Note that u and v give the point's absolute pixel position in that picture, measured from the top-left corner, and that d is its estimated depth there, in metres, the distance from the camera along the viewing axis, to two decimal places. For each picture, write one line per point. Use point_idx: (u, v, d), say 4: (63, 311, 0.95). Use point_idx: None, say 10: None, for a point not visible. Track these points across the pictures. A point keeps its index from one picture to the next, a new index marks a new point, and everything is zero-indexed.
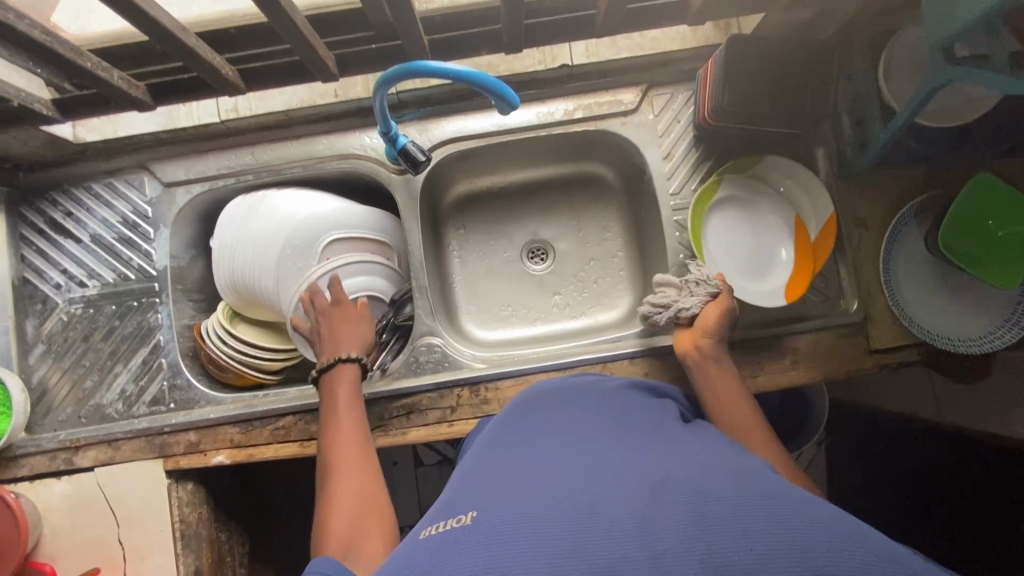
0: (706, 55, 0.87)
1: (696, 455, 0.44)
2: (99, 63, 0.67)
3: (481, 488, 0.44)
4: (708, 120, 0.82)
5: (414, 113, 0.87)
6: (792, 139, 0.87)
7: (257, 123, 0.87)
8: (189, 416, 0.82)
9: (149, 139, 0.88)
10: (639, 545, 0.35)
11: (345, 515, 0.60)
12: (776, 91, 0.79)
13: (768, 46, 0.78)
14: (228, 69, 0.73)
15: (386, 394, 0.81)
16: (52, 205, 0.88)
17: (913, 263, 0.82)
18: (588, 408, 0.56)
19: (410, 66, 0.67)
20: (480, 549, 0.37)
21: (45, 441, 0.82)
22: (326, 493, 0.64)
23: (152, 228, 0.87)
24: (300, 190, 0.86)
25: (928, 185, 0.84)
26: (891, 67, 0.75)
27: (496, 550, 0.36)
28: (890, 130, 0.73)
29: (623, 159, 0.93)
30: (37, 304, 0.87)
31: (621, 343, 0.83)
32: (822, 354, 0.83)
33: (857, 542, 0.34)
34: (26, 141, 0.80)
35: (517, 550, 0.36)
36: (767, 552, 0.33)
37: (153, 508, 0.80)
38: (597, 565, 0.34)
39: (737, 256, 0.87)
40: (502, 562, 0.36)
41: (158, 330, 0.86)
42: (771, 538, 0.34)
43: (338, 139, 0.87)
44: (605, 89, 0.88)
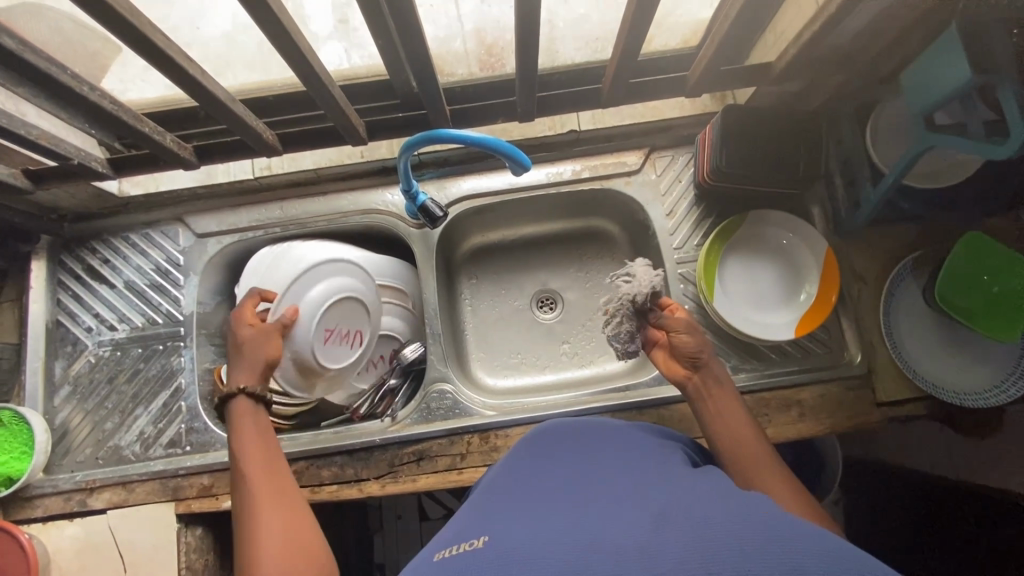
0: (704, 121, 0.94)
1: (698, 487, 0.46)
2: (155, 128, 0.74)
3: (493, 518, 0.46)
4: (707, 180, 0.87)
5: (432, 172, 0.94)
6: (788, 198, 0.93)
7: (287, 180, 0.94)
8: (204, 459, 0.84)
9: (187, 194, 0.94)
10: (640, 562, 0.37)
11: (276, 533, 0.59)
12: (769, 154, 0.84)
13: (761, 113, 0.85)
14: (268, 133, 0.80)
15: (398, 440, 0.83)
16: (90, 253, 0.93)
17: (913, 316, 0.85)
18: (596, 444, 0.58)
19: (435, 133, 0.73)
20: (488, 565, 0.39)
21: (62, 482, 0.84)
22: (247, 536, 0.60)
23: (182, 275, 0.92)
24: (325, 240, 0.92)
25: (922, 242, 0.87)
26: (877, 135, 0.81)
27: (503, 566, 0.38)
28: (879, 191, 0.78)
29: (628, 215, 0.98)
30: (68, 346, 0.90)
31: (629, 393, 0.85)
32: (828, 406, 0.84)
33: (849, 562, 0.35)
34: (76, 194, 0.86)
35: (524, 566, 0.38)
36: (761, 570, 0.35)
37: (162, 553, 0.80)
38: None
39: (743, 305, 0.90)
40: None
41: (180, 373, 0.89)
42: (766, 557, 0.36)
43: (361, 195, 0.93)
44: (610, 152, 0.94)
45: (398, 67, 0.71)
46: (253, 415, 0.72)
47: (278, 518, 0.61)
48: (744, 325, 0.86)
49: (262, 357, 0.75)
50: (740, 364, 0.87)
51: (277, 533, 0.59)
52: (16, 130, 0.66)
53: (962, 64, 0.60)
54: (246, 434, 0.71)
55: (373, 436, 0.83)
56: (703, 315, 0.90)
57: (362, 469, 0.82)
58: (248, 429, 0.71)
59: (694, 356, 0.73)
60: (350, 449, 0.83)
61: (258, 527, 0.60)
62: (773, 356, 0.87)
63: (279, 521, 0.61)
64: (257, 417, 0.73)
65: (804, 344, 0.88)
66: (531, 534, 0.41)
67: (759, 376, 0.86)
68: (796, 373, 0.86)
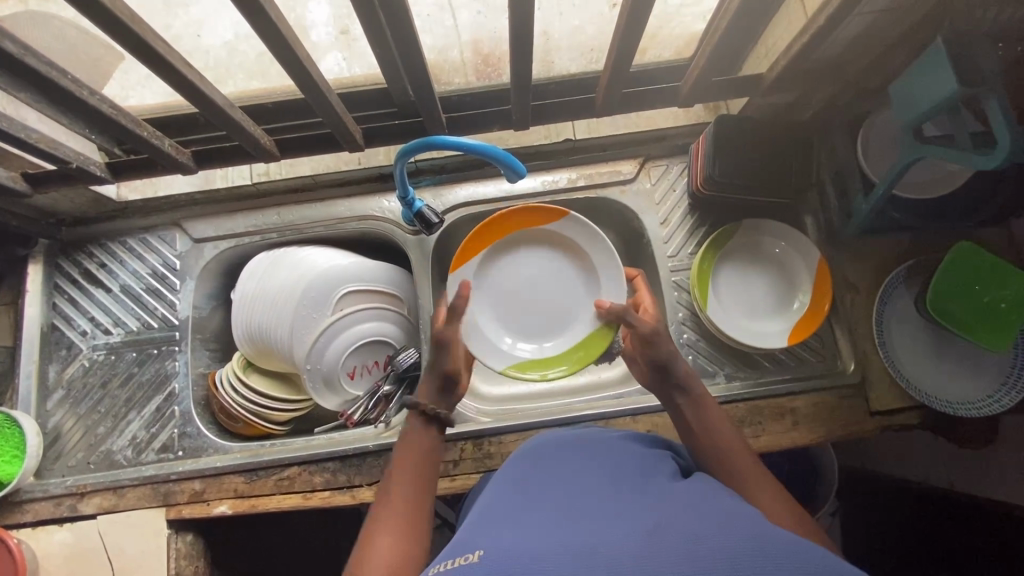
0: (698, 132, 0.95)
1: (694, 501, 0.46)
2: (153, 132, 0.75)
3: (488, 532, 0.46)
4: (700, 189, 0.88)
5: (429, 179, 0.95)
6: (781, 207, 0.94)
7: (284, 187, 0.95)
8: (196, 464, 0.84)
9: (184, 199, 0.95)
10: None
11: (393, 542, 0.57)
12: (762, 163, 0.85)
13: (753, 123, 0.86)
14: (266, 139, 0.80)
15: (391, 446, 0.83)
16: (87, 257, 0.94)
17: (905, 326, 0.85)
18: (590, 455, 0.58)
19: (432, 140, 0.74)
20: None
21: (53, 486, 0.83)
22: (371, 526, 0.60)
23: (178, 280, 0.93)
24: (322, 246, 0.92)
25: (915, 252, 0.88)
26: (867, 145, 0.82)
27: None
28: (870, 201, 0.79)
29: (623, 224, 0.99)
30: (62, 350, 0.90)
31: (622, 400, 0.85)
32: (821, 415, 0.84)
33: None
34: (74, 198, 0.87)
35: None
36: None
37: (151, 558, 0.79)
38: None
39: (736, 312, 0.90)
40: None
41: (174, 378, 0.89)
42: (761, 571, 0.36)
43: (358, 202, 0.94)
44: (606, 161, 0.95)
45: (395, 75, 0.72)
46: (421, 436, 0.71)
47: (392, 530, 0.59)
48: (736, 334, 0.87)
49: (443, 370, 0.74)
50: (733, 372, 0.88)
51: (399, 548, 0.57)
52: (14, 132, 0.67)
53: (949, 75, 0.61)
54: (414, 453, 0.69)
55: (367, 442, 0.83)
56: (697, 322, 0.90)
57: (354, 476, 0.82)
58: (414, 449, 0.69)
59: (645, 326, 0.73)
60: (343, 455, 0.83)
61: (379, 521, 0.61)
62: (767, 365, 0.88)
63: (397, 538, 0.58)
64: (429, 441, 0.71)
65: (798, 353, 0.88)
66: (527, 548, 0.41)
67: (753, 384, 0.86)
68: (789, 381, 0.86)
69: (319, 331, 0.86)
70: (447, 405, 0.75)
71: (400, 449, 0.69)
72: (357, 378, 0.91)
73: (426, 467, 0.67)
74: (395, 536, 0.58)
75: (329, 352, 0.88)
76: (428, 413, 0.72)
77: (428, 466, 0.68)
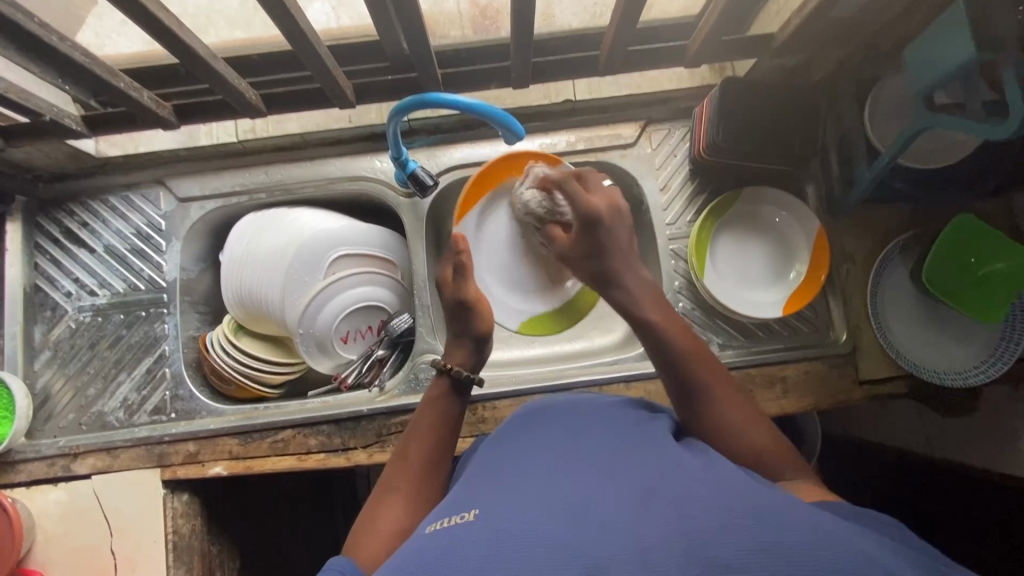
0: (703, 94, 0.92)
1: (684, 462, 0.47)
2: (131, 83, 0.71)
3: (483, 492, 0.46)
4: (702, 154, 0.86)
5: (423, 139, 0.91)
6: (783, 175, 0.92)
7: (272, 145, 0.91)
8: (189, 426, 0.84)
9: (167, 156, 0.91)
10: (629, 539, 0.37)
11: (398, 506, 0.60)
12: (766, 130, 0.83)
13: (760, 87, 0.83)
14: (252, 93, 0.76)
15: (385, 410, 0.83)
16: (68, 215, 0.91)
17: (898, 297, 0.85)
18: (586, 418, 0.58)
19: (425, 96, 0.71)
20: (480, 540, 0.39)
21: (45, 447, 0.83)
22: (383, 483, 0.63)
23: (164, 241, 0.90)
24: (312, 208, 0.90)
25: (914, 223, 0.87)
26: (875, 111, 0.80)
27: (496, 541, 0.38)
28: (874, 170, 0.77)
29: (622, 189, 0.97)
30: (47, 311, 0.88)
31: (616, 367, 0.85)
32: (811, 383, 0.85)
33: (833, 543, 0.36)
34: (50, 153, 0.83)
35: (515, 544, 0.38)
36: (747, 547, 0.35)
37: (148, 517, 0.80)
38: (588, 561, 0.36)
39: (732, 282, 0.90)
40: (500, 556, 0.37)
41: (164, 340, 0.88)
42: (750, 534, 0.36)
43: (349, 162, 0.91)
44: (606, 124, 0.92)
45: (387, 27, 0.68)
46: (446, 401, 0.70)
47: (398, 494, 0.61)
48: (732, 303, 0.87)
49: (478, 332, 0.74)
50: (727, 341, 0.88)
51: (402, 515, 0.59)
52: None
53: (965, 40, 0.59)
54: (433, 417, 0.68)
55: (361, 406, 0.83)
56: (692, 291, 0.90)
57: (349, 438, 0.82)
58: (436, 414, 0.69)
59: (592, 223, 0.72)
60: (337, 418, 0.83)
61: (390, 481, 0.63)
62: (759, 334, 0.88)
63: (405, 500, 0.61)
64: (452, 406, 0.70)
65: (792, 323, 0.88)
66: (525, 506, 0.42)
67: (746, 352, 0.86)
68: (781, 351, 0.86)
69: (312, 295, 0.85)
70: (472, 366, 0.74)
71: (421, 410, 0.69)
72: (350, 343, 0.90)
73: (445, 431, 0.68)
74: (406, 498, 0.61)
75: (321, 316, 0.87)
76: (455, 376, 0.71)
77: (447, 431, 0.68)
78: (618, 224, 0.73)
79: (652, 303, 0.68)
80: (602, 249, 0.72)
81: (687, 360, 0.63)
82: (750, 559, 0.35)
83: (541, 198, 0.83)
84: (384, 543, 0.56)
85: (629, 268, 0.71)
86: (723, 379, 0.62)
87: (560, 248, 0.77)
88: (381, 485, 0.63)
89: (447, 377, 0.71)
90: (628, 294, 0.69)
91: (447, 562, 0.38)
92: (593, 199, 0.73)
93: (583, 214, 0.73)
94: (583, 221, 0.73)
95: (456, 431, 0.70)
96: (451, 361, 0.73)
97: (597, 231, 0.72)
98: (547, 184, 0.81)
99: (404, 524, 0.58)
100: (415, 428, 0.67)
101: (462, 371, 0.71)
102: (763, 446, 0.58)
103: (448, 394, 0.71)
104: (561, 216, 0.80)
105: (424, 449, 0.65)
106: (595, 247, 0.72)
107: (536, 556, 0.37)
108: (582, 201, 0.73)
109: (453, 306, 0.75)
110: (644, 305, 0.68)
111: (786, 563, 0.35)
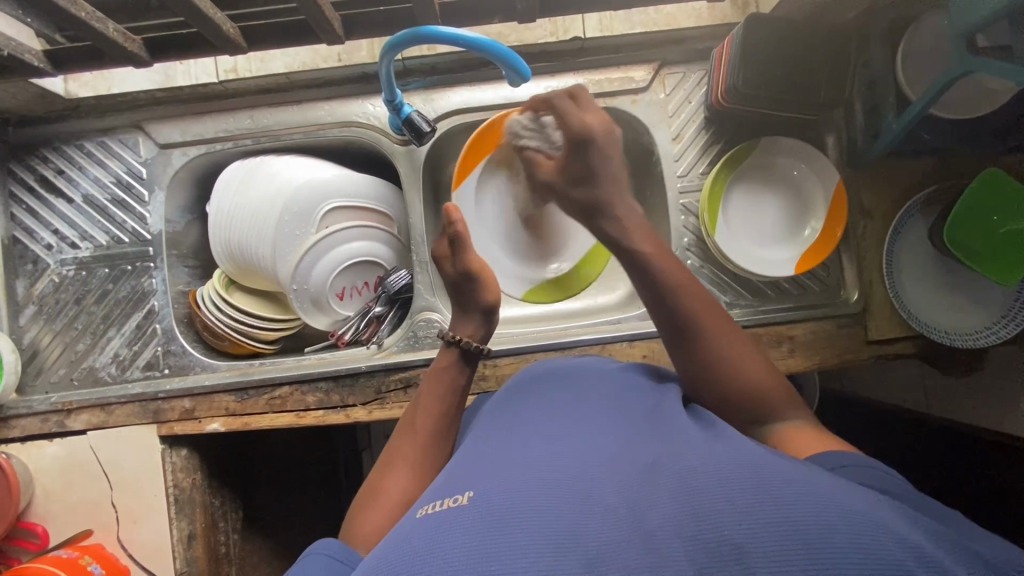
0: (722, 34, 0.85)
1: (689, 434, 0.45)
2: (94, 13, 0.63)
3: (478, 469, 0.44)
4: (720, 101, 0.81)
5: (418, 82, 0.85)
6: (803, 125, 0.86)
7: (257, 86, 0.85)
8: (183, 382, 0.82)
9: (145, 98, 0.85)
10: (632, 526, 0.35)
11: (405, 483, 0.58)
12: (790, 73, 0.77)
13: (786, 26, 0.76)
14: (230, 27, 0.69)
15: (383, 366, 0.81)
16: (42, 162, 0.85)
17: (915, 256, 0.82)
18: (587, 388, 0.56)
19: (421, 30, 0.64)
20: (474, 526, 0.37)
21: (37, 403, 0.81)
22: (388, 458, 0.62)
23: (146, 190, 0.85)
24: (302, 157, 0.85)
25: (937, 177, 0.83)
26: (908, 55, 0.74)
27: (491, 528, 0.37)
28: (903, 121, 0.72)
29: (632, 138, 0.91)
30: (28, 264, 0.85)
31: (621, 325, 0.83)
32: (820, 342, 0.82)
33: (846, 510, 0.35)
34: (16, 93, 0.77)
35: (510, 531, 0.36)
36: (756, 525, 0.34)
37: (147, 473, 0.79)
38: (590, 551, 0.34)
39: (743, 239, 0.86)
40: (495, 544, 0.35)
41: (152, 295, 0.85)
42: (759, 509, 0.35)
43: (340, 106, 0.85)
44: (617, 65, 0.85)
45: None
46: (453, 373, 0.68)
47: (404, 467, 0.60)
48: (744, 260, 0.83)
49: (485, 304, 0.72)
50: (734, 300, 0.85)
51: (407, 487, 0.58)
52: None
53: None
54: (441, 387, 0.67)
55: (359, 363, 0.81)
56: (701, 248, 0.86)
57: (348, 396, 0.81)
58: (440, 384, 0.67)
59: (580, 146, 0.67)
60: (335, 374, 0.81)
61: (395, 455, 0.61)
62: (768, 292, 0.85)
63: (409, 473, 0.59)
64: (460, 376, 0.69)
65: (802, 281, 0.85)
66: (520, 488, 0.39)
67: (753, 312, 0.84)
68: (790, 310, 0.84)
69: (305, 249, 0.81)
70: (483, 337, 0.72)
71: (427, 379, 0.67)
72: (346, 299, 0.87)
73: (451, 402, 0.66)
74: (409, 470, 0.60)
75: (315, 272, 0.83)
76: (463, 347, 0.69)
77: (453, 401, 0.66)
78: (613, 144, 0.68)
79: (640, 232, 0.64)
80: (593, 173, 0.67)
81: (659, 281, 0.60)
82: (761, 544, 0.33)
83: (532, 131, 0.75)
84: (382, 514, 0.55)
85: (620, 198, 0.67)
86: (709, 307, 0.59)
87: (546, 174, 0.72)
88: (384, 460, 0.62)
89: (454, 349, 0.69)
90: (617, 226, 0.65)
91: (438, 554, 0.36)
92: (587, 115, 0.68)
93: (574, 132, 0.67)
94: (573, 140, 0.67)
95: (464, 400, 0.68)
96: (462, 332, 0.71)
97: (587, 152, 0.67)
98: (537, 109, 0.74)
99: (406, 495, 0.57)
100: (421, 401, 0.66)
101: (473, 343, 0.69)
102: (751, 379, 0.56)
103: (455, 365, 0.69)
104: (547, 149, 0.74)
105: (428, 421, 0.64)
106: (580, 172, 0.68)
107: (531, 546, 0.35)
108: (578, 120, 0.67)
109: (455, 279, 0.73)
110: (636, 240, 0.64)
111: (800, 546, 0.33)
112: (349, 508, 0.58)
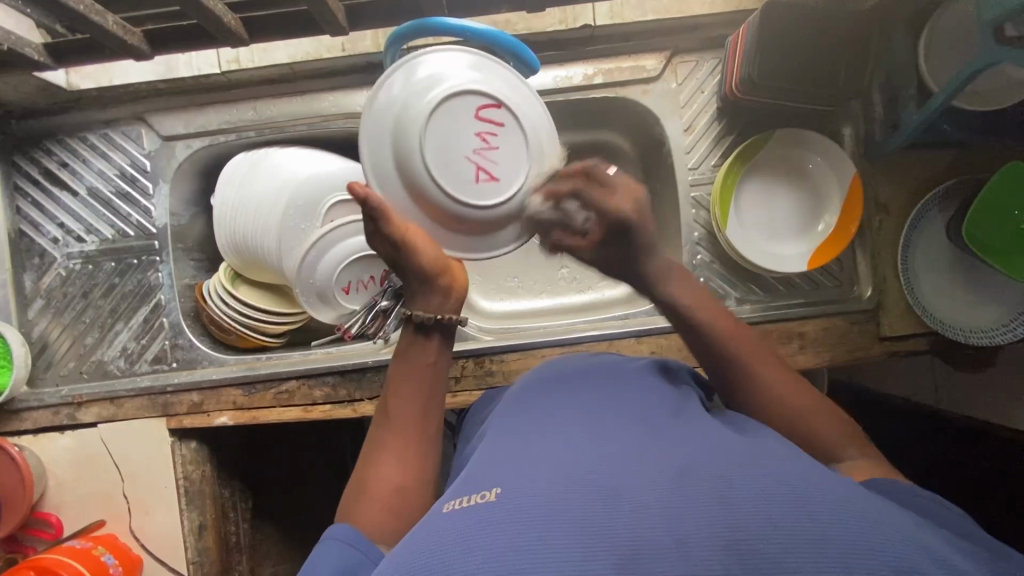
0: (737, 21, 0.82)
1: (717, 434, 0.45)
2: (91, 6, 0.62)
3: (503, 464, 0.44)
4: (734, 91, 0.78)
5: None
6: (819, 115, 0.84)
7: (259, 78, 0.83)
8: (192, 376, 0.82)
9: (147, 89, 0.84)
10: (666, 531, 0.35)
11: (393, 471, 0.57)
12: (806, 63, 0.75)
13: (802, 14, 0.73)
14: (230, 18, 0.67)
15: (390, 362, 0.81)
16: (46, 154, 0.85)
17: (931, 253, 0.80)
18: (609, 387, 0.55)
19: (427, 20, 0.61)
20: (504, 525, 0.36)
21: (47, 396, 0.82)
22: (371, 446, 0.60)
23: (151, 183, 0.84)
24: (306, 149, 0.83)
25: (956, 170, 0.81)
26: (932, 46, 0.71)
27: (523, 526, 0.36)
28: (926, 113, 0.69)
29: (642, 129, 0.90)
30: (35, 257, 0.85)
31: (628, 322, 0.82)
32: (832, 339, 0.81)
33: (882, 532, 0.34)
34: (17, 86, 0.76)
35: (543, 531, 0.35)
36: (791, 540, 0.33)
37: (158, 465, 0.80)
38: (622, 554, 0.34)
39: (757, 234, 0.84)
40: (527, 544, 0.35)
41: (159, 289, 0.85)
42: (795, 525, 0.34)
43: (343, 97, 0.83)
44: (628, 53, 0.83)
45: None
46: (418, 349, 0.63)
47: (391, 453, 0.58)
48: (759, 253, 0.82)
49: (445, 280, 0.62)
50: (745, 296, 0.84)
51: (397, 472, 0.57)
52: None
53: None
54: (410, 368, 0.63)
55: (366, 358, 0.81)
56: (713, 243, 0.85)
57: (355, 390, 0.81)
58: (412, 364, 0.63)
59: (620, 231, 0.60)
60: (342, 369, 0.81)
61: (381, 444, 0.59)
62: (780, 288, 0.84)
63: (398, 458, 0.58)
64: (431, 352, 0.63)
65: (814, 276, 0.84)
66: (550, 487, 0.39)
67: (766, 308, 0.82)
68: (802, 305, 0.82)
69: (311, 242, 0.79)
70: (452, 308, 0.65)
71: (395, 362, 0.63)
72: (352, 293, 0.85)
73: (426, 382, 0.62)
74: (397, 455, 0.58)
75: (321, 265, 0.81)
76: (427, 321, 0.63)
77: (432, 382, 0.63)
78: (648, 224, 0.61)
79: (681, 284, 0.62)
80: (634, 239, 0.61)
81: (746, 369, 0.57)
82: (794, 558, 0.33)
83: (548, 212, 0.60)
84: (376, 505, 0.54)
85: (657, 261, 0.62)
86: (774, 366, 0.58)
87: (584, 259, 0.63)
88: (369, 445, 0.60)
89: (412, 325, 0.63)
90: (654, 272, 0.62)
91: (467, 553, 0.35)
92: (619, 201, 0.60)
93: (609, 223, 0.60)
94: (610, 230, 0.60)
95: (443, 379, 0.64)
96: (421, 305, 0.63)
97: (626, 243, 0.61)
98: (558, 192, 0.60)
99: (401, 480, 0.56)
100: (396, 387, 0.62)
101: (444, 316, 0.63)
102: (790, 397, 0.55)
103: (422, 342, 0.63)
104: (570, 224, 0.61)
105: (410, 407, 0.61)
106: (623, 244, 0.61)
107: (563, 547, 0.34)
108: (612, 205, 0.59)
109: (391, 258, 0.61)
110: (672, 284, 0.62)
111: (835, 565, 0.32)
112: (345, 494, 0.57)
